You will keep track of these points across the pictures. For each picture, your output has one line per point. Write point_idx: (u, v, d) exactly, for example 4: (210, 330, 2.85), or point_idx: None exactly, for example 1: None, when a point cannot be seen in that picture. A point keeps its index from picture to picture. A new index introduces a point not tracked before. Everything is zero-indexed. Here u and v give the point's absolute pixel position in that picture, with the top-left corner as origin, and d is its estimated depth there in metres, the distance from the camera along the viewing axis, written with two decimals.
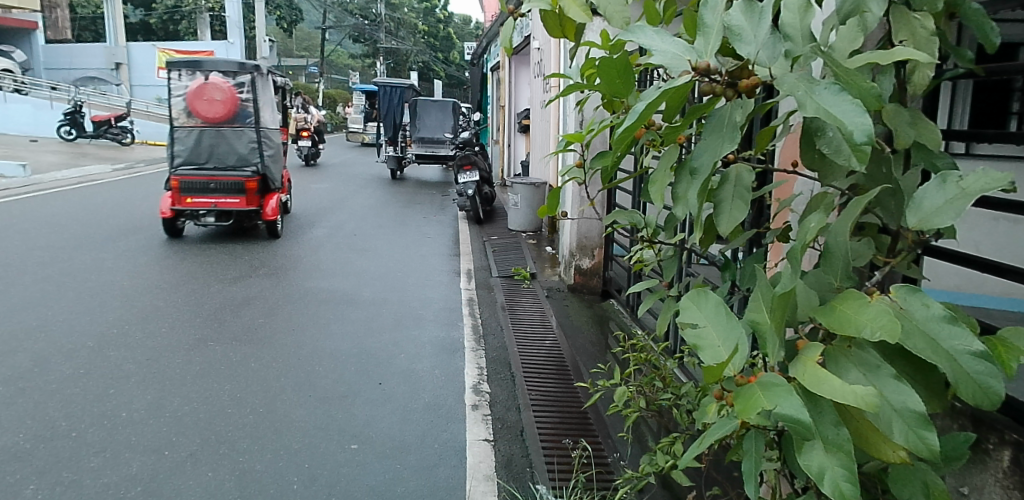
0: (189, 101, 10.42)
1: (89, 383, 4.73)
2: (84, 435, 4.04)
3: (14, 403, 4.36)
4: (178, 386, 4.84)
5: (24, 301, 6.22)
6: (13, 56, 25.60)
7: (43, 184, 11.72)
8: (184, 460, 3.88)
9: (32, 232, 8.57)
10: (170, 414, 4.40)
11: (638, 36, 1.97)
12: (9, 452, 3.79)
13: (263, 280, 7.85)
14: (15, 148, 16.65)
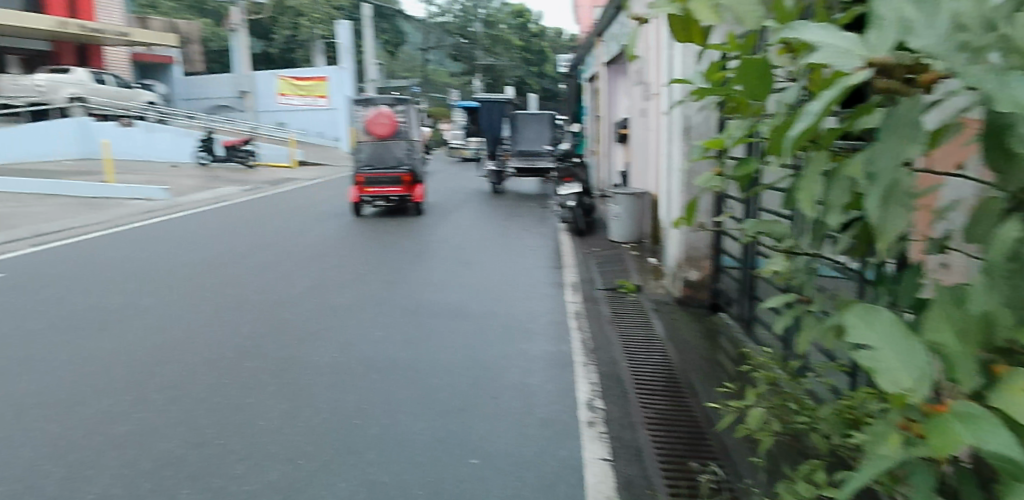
0: (366, 126, 14.85)
1: (230, 392, 5.03)
2: (228, 442, 4.28)
3: (169, 410, 4.70)
4: (309, 396, 5.06)
5: (173, 313, 6.73)
6: (156, 90, 28.20)
7: (184, 205, 12.73)
8: (317, 469, 4.02)
9: (177, 248, 9.33)
10: (302, 423, 4.60)
11: (801, 32, 1.71)
12: (165, 458, 4.06)
13: (378, 292, 8.13)
14: (158, 173, 18.23)
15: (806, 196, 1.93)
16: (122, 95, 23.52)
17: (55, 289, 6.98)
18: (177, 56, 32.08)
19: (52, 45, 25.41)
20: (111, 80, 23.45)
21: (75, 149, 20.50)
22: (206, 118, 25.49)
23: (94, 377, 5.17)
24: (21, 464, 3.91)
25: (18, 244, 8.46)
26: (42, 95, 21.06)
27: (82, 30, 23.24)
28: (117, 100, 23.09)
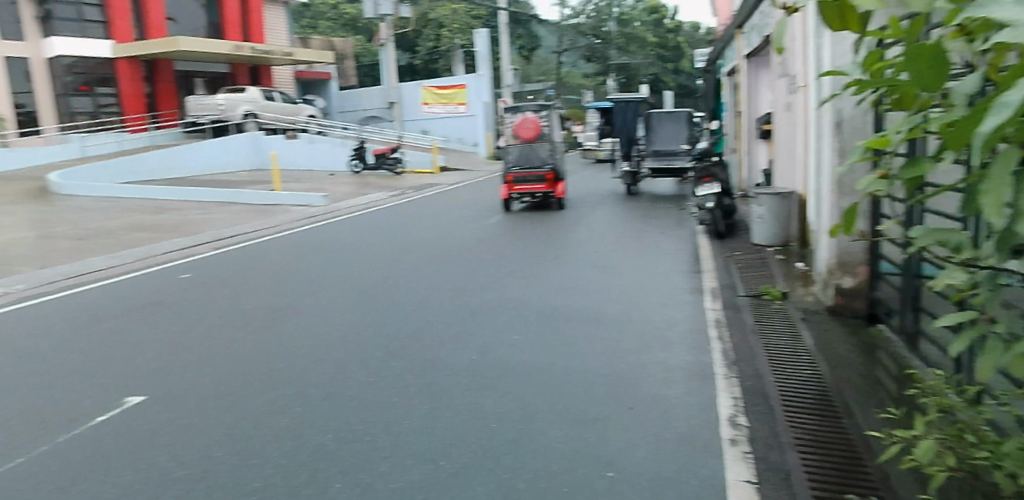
0: (514, 129, 15.97)
1: (377, 391, 5.36)
2: (376, 439, 4.55)
3: (324, 406, 5.04)
4: (450, 398, 5.27)
5: (328, 313, 7.21)
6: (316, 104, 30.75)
7: (340, 210, 13.76)
8: (457, 472, 4.15)
9: (333, 249, 10.11)
10: (443, 425, 4.80)
11: (988, 13, 1.45)
12: (320, 450, 4.38)
13: (514, 296, 8.29)
14: (316, 181, 19.76)
15: (991, 203, 1.60)
16: (287, 109, 25.70)
17: (230, 289, 7.72)
18: (333, 72, 34.62)
19: (229, 67, 28.40)
20: (279, 96, 25.65)
21: (248, 159, 22.84)
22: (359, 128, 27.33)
23: (261, 371, 5.65)
24: (198, 448, 4.32)
25: (202, 246, 9.46)
26: (222, 113, 23.63)
27: (253, 52, 25.79)
28: (283, 114, 25.32)
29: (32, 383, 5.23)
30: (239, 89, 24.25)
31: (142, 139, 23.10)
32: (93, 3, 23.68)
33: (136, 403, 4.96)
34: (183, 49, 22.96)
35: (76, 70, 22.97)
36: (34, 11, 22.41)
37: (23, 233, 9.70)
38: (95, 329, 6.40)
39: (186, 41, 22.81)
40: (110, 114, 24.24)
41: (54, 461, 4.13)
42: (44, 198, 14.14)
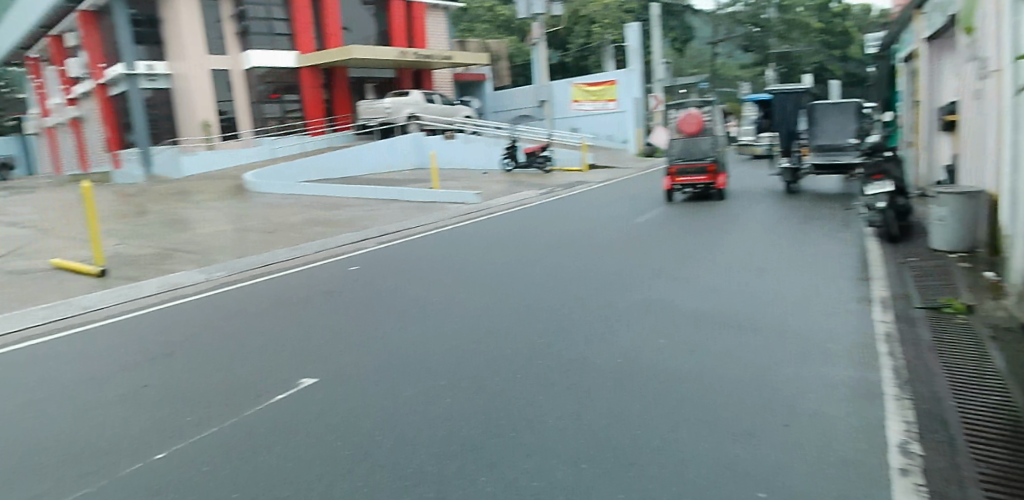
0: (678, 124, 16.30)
1: (522, 388, 5.43)
2: (520, 436, 4.59)
3: (473, 399, 5.15)
4: (593, 403, 5.21)
5: (476, 306, 7.39)
6: (472, 105, 31.98)
7: (492, 207, 14.18)
8: (600, 476, 4.06)
9: (485, 244, 10.44)
10: (586, 429, 4.75)
11: None
12: (468, 441, 4.47)
13: (661, 298, 8.07)
14: (469, 179, 20.55)
15: None
16: (446, 111, 26.80)
17: (392, 277, 8.11)
18: (489, 73, 35.94)
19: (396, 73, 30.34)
20: (438, 99, 26.87)
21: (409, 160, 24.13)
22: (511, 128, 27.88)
23: (416, 360, 5.86)
24: (356, 427, 4.52)
25: (368, 242, 10.11)
26: (389, 115, 25.28)
27: (417, 58, 27.20)
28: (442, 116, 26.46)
29: (226, 356, 5.44)
30: (403, 93, 25.79)
31: (320, 141, 25.32)
32: (281, 18, 26.34)
33: (307, 386, 5.08)
34: (355, 58, 24.89)
35: (268, 80, 25.63)
36: (235, 27, 25.20)
37: (224, 227, 10.95)
38: (277, 303, 6.80)
39: (358, 49, 24.59)
40: (295, 118, 26.90)
41: (240, 431, 4.32)
42: (241, 195, 15.93)
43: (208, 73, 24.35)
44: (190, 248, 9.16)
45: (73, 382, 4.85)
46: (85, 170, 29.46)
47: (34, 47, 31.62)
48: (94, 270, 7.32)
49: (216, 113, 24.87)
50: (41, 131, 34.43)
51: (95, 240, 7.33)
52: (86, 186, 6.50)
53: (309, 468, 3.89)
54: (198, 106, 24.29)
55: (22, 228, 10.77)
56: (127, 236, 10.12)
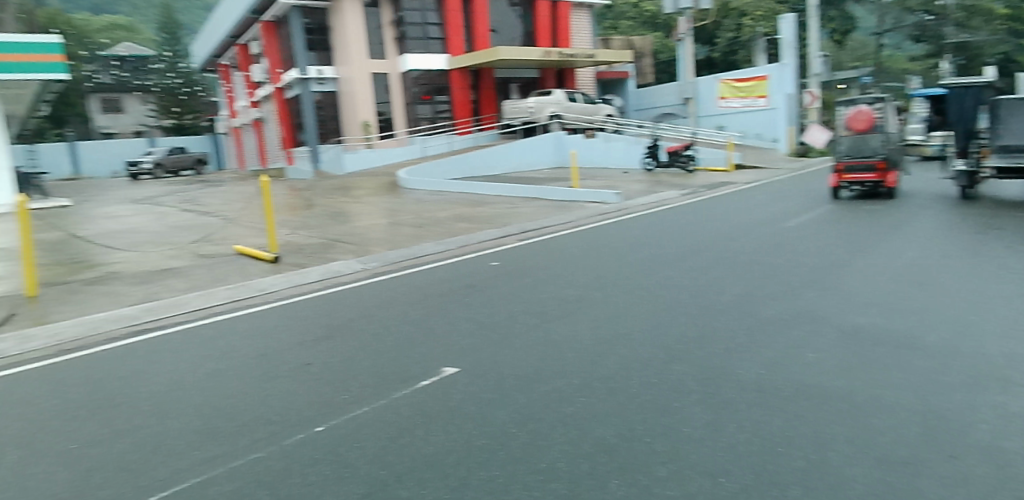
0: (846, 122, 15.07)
1: (659, 393, 5.10)
2: (655, 442, 4.26)
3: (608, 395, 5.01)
4: (735, 413, 4.77)
5: (613, 307, 7.26)
6: (614, 102, 31.67)
7: (632, 208, 13.86)
8: (740, 492, 3.64)
9: (625, 245, 10.23)
10: (727, 439, 4.33)
11: None
12: (600, 444, 4.22)
13: (814, 308, 7.40)
14: (608, 178, 20.33)
15: None
16: (588, 110, 26.70)
17: (532, 274, 8.17)
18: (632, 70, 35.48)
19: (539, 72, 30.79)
20: (580, 97, 26.75)
21: (550, 159, 24.35)
22: (654, 127, 27.22)
23: (554, 356, 5.79)
24: (488, 421, 4.44)
25: (509, 239, 10.31)
26: (533, 115, 25.78)
27: (561, 56, 27.31)
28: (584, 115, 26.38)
29: (376, 345, 5.57)
30: (547, 92, 26.01)
31: (467, 140, 26.29)
32: (434, 22, 27.63)
33: (449, 375, 5.13)
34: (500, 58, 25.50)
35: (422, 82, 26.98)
36: (394, 32, 26.68)
37: (378, 221, 11.69)
38: (424, 295, 7.04)
39: (504, 51, 25.27)
40: (445, 119, 27.93)
41: (388, 412, 4.41)
42: (395, 191, 16.94)
43: (370, 75, 26.13)
44: (349, 239, 9.86)
45: (239, 357, 5.19)
46: (264, 166, 32.79)
47: (226, 56, 35.63)
48: (269, 256, 8.13)
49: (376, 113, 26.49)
50: (228, 130, 38.71)
51: (270, 230, 8.11)
52: (263, 181, 7.11)
53: (447, 454, 3.92)
54: (360, 108, 26.03)
55: (213, 217, 12.17)
56: (295, 227, 11.10)
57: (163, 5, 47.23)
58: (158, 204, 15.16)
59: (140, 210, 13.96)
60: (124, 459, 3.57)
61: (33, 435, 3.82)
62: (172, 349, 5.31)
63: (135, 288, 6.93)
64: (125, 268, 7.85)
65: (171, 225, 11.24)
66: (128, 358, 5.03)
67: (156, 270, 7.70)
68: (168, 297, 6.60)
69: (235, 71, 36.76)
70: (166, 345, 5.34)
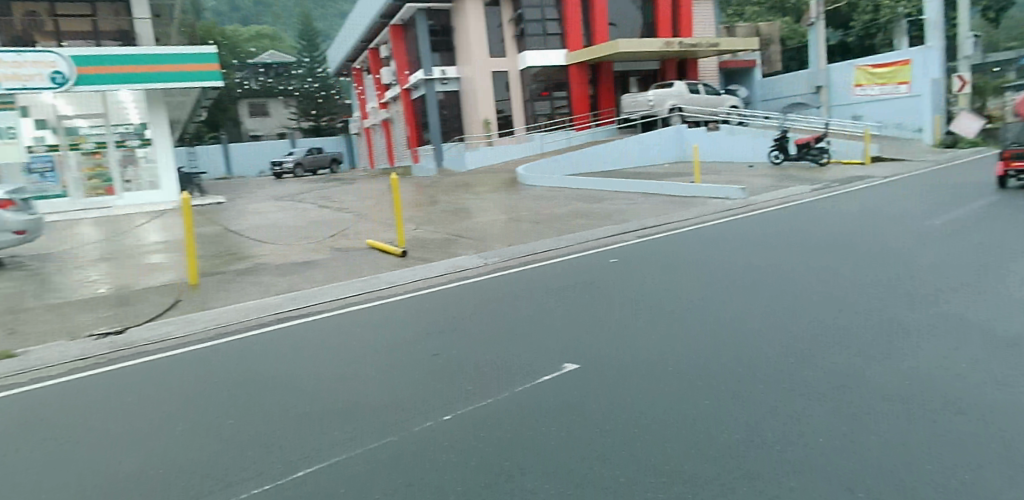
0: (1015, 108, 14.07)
1: (790, 375, 4.68)
2: (786, 425, 3.89)
3: (751, 387, 4.47)
4: (882, 394, 4.25)
5: (744, 298, 6.71)
6: (739, 93, 30.27)
7: (759, 204, 13.09)
8: (885, 478, 3.21)
9: (753, 240, 9.70)
10: (868, 422, 3.86)
11: None
12: (724, 426, 3.92)
13: (980, 293, 6.55)
14: (733, 173, 19.42)
15: None
16: (710, 101, 25.68)
17: (654, 269, 7.89)
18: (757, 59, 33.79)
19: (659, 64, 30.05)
20: (703, 89, 25.76)
21: (671, 153, 23.70)
22: (782, 118, 25.75)
23: (679, 341, 5.49)
24: (609, 407, 4.25)
25: (629, 235, 10.12)
26: (652, 108, 25.11)
27: (682, 47, 26.60)
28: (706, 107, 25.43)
29: (499, 335, 5.56)
30: (668, 84, 25.20)
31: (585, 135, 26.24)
32: (554, 18, 27.47)
33: (571, 370, 4.84)
34: (619, 51, 25.17)
35: (540, 78, 27.04)
36: (513, 30, 27.03)
37: (499, 216, 11.87)
38: (544, 290, 6.99)
39: (625, 43, 24.92)
40: (563, 115, 27.87)
41: (513, 404, 4.29)
42: (514, 187, 17.17)
43: (491, 73, 26.72)
44: (470, 235, 10.08)
45: (372, 345, 5.36)
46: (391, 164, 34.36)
47: (356, 61, 37.73)
48: (398, 250, 8.49)
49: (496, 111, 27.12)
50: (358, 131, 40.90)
51: (399, 225, 8.46)
52: (393, 178, 7.43)
53: (571, 449, 3.70)
54: (480, 106, 26.73)
55: (348, 213, 12.90)
56: (421, 223, 11.51)
57: (304, 15, 50.72)
58: (298, 201, 16.30)
59: (283, 206, 15.11)
60: (266, 435, 3.81)
61: (192, 412, 4.17)
62: (312, 337, 5.61)
63: (279, 278, 7.47)
64: (273, 260, 8.50)
65: (309, 220, 12.04)
66: (272, 345, 5.39)
67: (298, 263, 8.26)
68: (308, 288, 7.06)
69: (366, 74, 38.86)
70: (305, 333, 5.69)
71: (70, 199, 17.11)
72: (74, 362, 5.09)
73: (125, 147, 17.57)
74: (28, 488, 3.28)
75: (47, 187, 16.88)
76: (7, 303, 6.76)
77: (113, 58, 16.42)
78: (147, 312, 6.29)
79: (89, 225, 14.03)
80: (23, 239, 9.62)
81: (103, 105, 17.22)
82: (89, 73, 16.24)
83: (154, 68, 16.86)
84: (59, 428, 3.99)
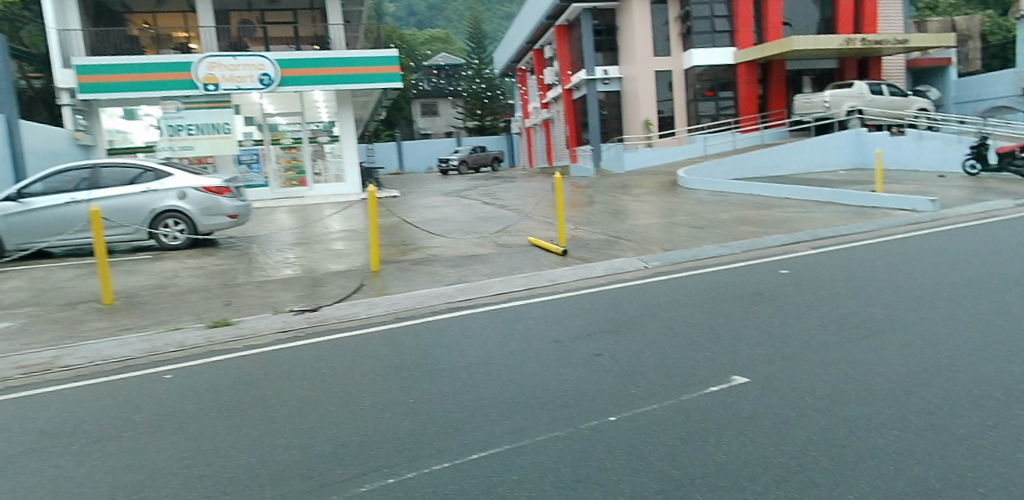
0: None
1: (1001, 405, 4.09)
2: (993, 462, 3.41)
3: (956, 416, 3.97)
4: None
5: (940, 314, 5.99)
6: (929, 95, 27.32)
7: (953, 218, 11.65)
8: None
9: (950, 253, 8.65)
10: None
11: None
12: (917, 455, 3.52)
13: None
14: (919, 183, 17.52)
15: None
16: (896, 103, 23.45)
17: (831, 281, 7.29)
18: (953, 56, 30.40)
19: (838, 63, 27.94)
20: (887, 90, 23.54)
21: (850, 159, 22.06)
22: (980, 123, 22.83)
23: (865, 358, 5.01)
24: (780, 421, 4.00)
25: (800, 246, 9.48)
26: (828, 111, 23.39)
27: (864, 44, 24.63)
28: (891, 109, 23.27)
29: (666, 341, 5.42)
30: (847, 84, 23.40)
31: (752, 138, 25.13)
32: (723, 15, 26.42)
33: (741, 383, 4.60)
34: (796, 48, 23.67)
35: (705, 77, 26.11)
36: (680, 28, 26.34)
37: (658, 220, 11.64)
38: (708, 298, 6.73)
39: (799, 40, 23.49)
40: (728, 116, 26.73)
41: (680, 413, 4.14)
42: (674, 190, 16.78)
43: (653, 73, 26.30)
44: (631, 237, 9.96)
45: (539, 341, 5.44)
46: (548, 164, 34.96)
47: (519, 62, 38.68)
48: (559, 248, 8.60)
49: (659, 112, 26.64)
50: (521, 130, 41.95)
51: (561, 224, 8.57)
52: (557, 179, 7.50)
53: (742, 465, 3.50)
54: (643, 106, 26.42)
55: (511, 210, 13.28)
56: (580, 222, 11.58)
57: (474, 18, 52.80)
58: (463, 198, 17.01)
59: (451, 201, 15.87)
60: (438, 418, 4.01)
61: (373, 386, 4.48)
62: (479, 327, 5.81)
63: (448, 270, 7.85)
64: (444, 251, 8.96)
65: (476, 216, 12.56)
66: (444, 332, 5.66)
67: (466, 256, 8.63)
68: (474, 281, 7.36)
69: (528, 74, 39.69)
70: (474, 323, 5.91)
71: (271, 189, 19.08)
72: (276, 333, 5.69)
73: (316, 142, 19.29)
74: (237, 439, 3.71)
75: (253, 178, 18.91)
76: (225, 277, 7.69)
77: (312, 61, 18.16)
78: (336, 293, 6.87)
79: (287, 212, 15.63)
80: (236, 222, 10.88)
81: (301, 104, 18.94)
82: (292, 74, 18.09)
83: (346, 70, 18.39)
84: (265, 387, 4.47)
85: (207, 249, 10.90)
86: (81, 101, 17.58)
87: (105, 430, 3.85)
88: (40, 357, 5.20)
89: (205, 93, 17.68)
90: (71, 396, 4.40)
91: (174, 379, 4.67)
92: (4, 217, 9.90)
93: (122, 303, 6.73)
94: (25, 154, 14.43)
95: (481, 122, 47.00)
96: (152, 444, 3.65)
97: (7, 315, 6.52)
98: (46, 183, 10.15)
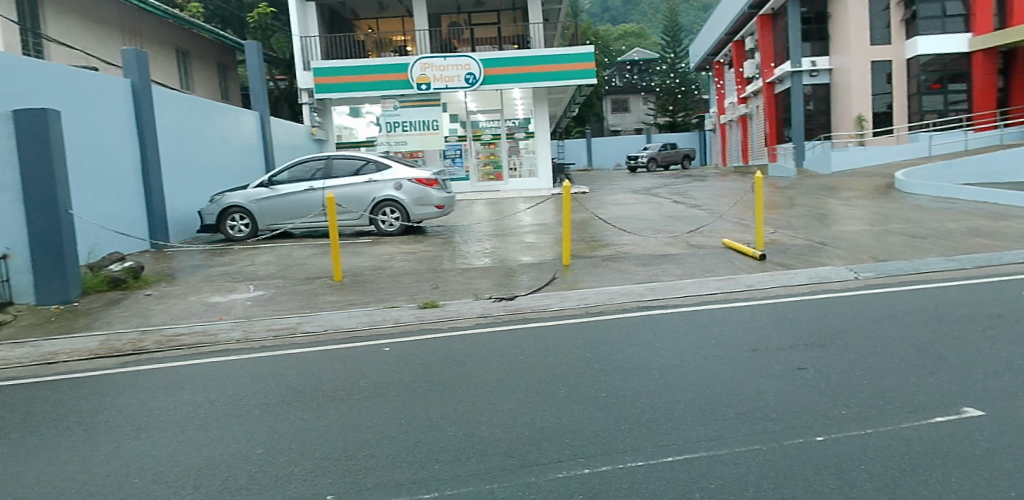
0: None
1: None
2: None
3: None
4: None
5: None
6: None
7: None
8: None
9: None
10: None
11: None
12: None
13: None
14: None
15: None
16: None
17: None
18: None
19: None
20: None
21: None
22: None
23: None
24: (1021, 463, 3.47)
25: None
26: None
27: None
28: None
29: (882, 360, 4.96)
30: None
31: (991, 135, 21.90)
32: None
33: (975, 415, 4.06)
34: None
35: (931, 68, 23.36)
36: (903, 13, 23.66)
37: (871, 226, 10.61)
38: (929, 317, 6.02)
39: None
40: (959, 110, 23.80)
41: (898, 441, 3.76)
42: (889, 195, 15.21)
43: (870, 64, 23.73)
44: (840, 245, 9.18)
45: (741, 348, 5.24)
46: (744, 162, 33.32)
47: (717, 54, 37.16)
48: (756, 253, 8.18)
49: (875, 108, 24.14)
50: (714, 126, 40.30)
51: (760, 226, 8.15)
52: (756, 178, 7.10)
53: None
54: (855, 102, 24.00)
55: (706, 210, 12.87)
56: (781, 226, 10.93)
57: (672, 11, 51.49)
58: (654, 196, 16.75)
59: (642, 199, 15.77)
60: (631, 416, 4.03)
61: (568, 377, 4.62)
62: (672, 328, 5.73)
63: (641, 268, 7.82)
64: (636, 249, 8.94)
65: (668, 215, 12.34)
66: (637, 330, 5.67)
67: (659, 255, 8.53)
68: (667, 280, 7.27)
69: (725, 67, 37.96)
70: (668, 324, 5.84)
71: (471, 182, 20.30)
72: (478, 318, 6.06)
73: (512, 138, 20.06)
74: (441, 413, 4.00)
75: (456, 171, 20.23)
76: (433, 263, 8.30)
77: (512, 60, 18.90)
78: (535, 285, 7.13)
79: (486, 205, 16.45)
80: (442, 213, 11.68)
81: (500, 102, 19.77)
82: (494, 74, 18.98)
83: (543, 68, 18.94)
84: (466, 368, 4.77)
85: (416, 236, 11.82)
86: (317, 101, 19.73)
87: (336, 392, 4.36)
88: (286, 323, 6.03)
89: (418, 92, 19.14)
90: (304, 359, 5.05)
91: (391, 351, 5.16)
92: (257, 200, 11.52)
93: (349, 281, 7.53)
94: (272, 144, 16.50)
95: (672, 117, 45.96)
96: (371, 410, 4.06)
97: (261, 285, 7.62)
98: (290, 172, 11.67)
